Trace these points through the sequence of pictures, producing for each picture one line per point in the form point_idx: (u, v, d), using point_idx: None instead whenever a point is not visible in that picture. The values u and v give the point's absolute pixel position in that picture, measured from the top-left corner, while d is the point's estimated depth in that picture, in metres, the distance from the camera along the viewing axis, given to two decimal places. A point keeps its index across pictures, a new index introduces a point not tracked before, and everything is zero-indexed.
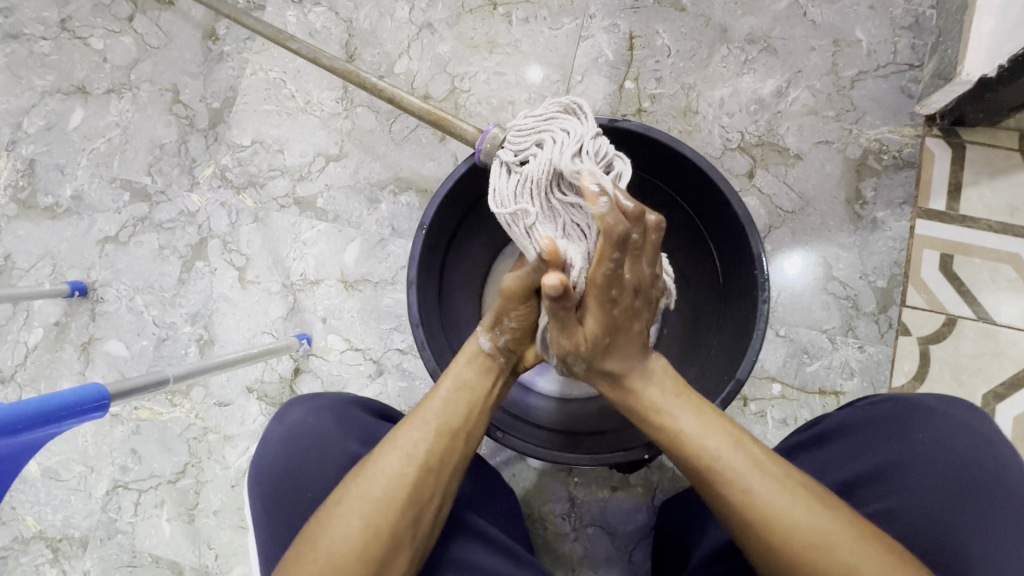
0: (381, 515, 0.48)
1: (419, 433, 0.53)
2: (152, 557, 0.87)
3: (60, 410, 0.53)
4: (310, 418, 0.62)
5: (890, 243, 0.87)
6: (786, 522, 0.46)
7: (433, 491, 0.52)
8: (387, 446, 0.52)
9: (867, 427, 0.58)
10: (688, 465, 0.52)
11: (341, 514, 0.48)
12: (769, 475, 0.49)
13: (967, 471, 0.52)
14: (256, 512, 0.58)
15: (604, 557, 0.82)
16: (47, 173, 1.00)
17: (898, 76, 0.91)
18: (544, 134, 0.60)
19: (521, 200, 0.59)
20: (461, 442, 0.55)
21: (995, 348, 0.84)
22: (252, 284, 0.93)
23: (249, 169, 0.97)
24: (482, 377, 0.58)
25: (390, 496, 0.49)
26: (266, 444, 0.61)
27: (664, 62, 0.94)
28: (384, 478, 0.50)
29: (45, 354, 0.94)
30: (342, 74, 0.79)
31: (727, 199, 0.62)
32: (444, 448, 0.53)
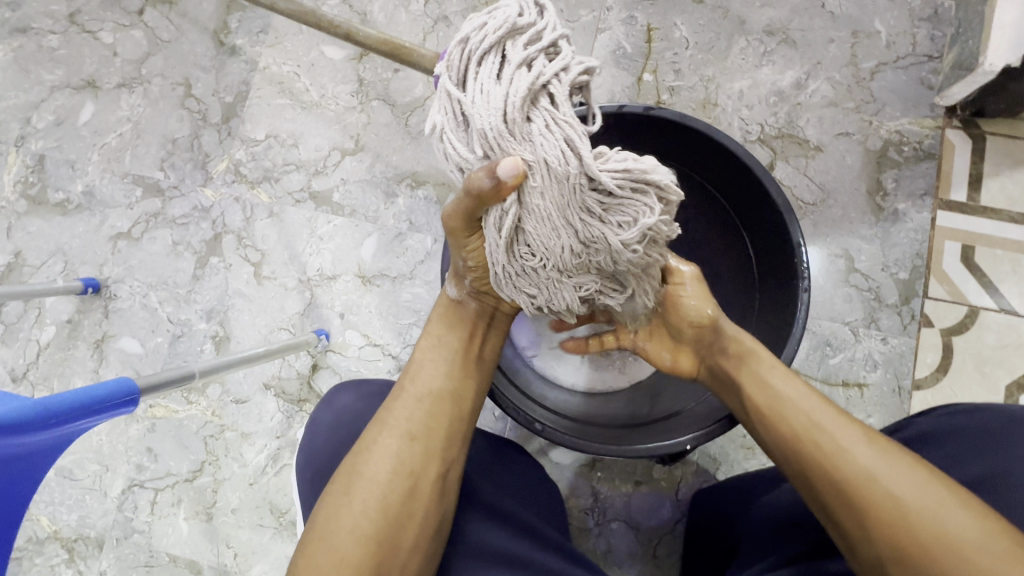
0: (379, 492, 0.49)
1: (406, 403, 0.55)
2: (169, 556, 0.86)
3: (91, 403, 0.52)
4: (360, 403, 0.62)
5: (912, 234, 0.87)
6: (889, 493, 0.44)
7: (431, 461, 0.52)
8: (377, 421, 0.54)
9: (964, 435, 0.53)
10: (778, 424, 0.51)
11: (334, 495, 0.50)
12: (872, 439, 0.48)
13: None
14: (302, 496, 0.57)
15: (629, 552, 0.81)
16: (57, 169, 0.98)
17: (918, 68, 0.91)
18: (473, 32, 0.47)
19: (443, 118, 0.48)
20: (448, 407, 0.56)
21: (1018, 339, 0.83)
22: (268, 280, 0.92)
23: (264, 164, 0.96)
24: (446, 350, 0.59)
25: (379, 472, 0.50)
26: (315, 429, 0.60)
27: (682, 54, 0.94)
28: (373, 454, 0.51)
29: (57, 352, 0.93)
30: (302, 16, 0.79)
31: (767, 189, 0.61)
32: (428, 414, 0.54)
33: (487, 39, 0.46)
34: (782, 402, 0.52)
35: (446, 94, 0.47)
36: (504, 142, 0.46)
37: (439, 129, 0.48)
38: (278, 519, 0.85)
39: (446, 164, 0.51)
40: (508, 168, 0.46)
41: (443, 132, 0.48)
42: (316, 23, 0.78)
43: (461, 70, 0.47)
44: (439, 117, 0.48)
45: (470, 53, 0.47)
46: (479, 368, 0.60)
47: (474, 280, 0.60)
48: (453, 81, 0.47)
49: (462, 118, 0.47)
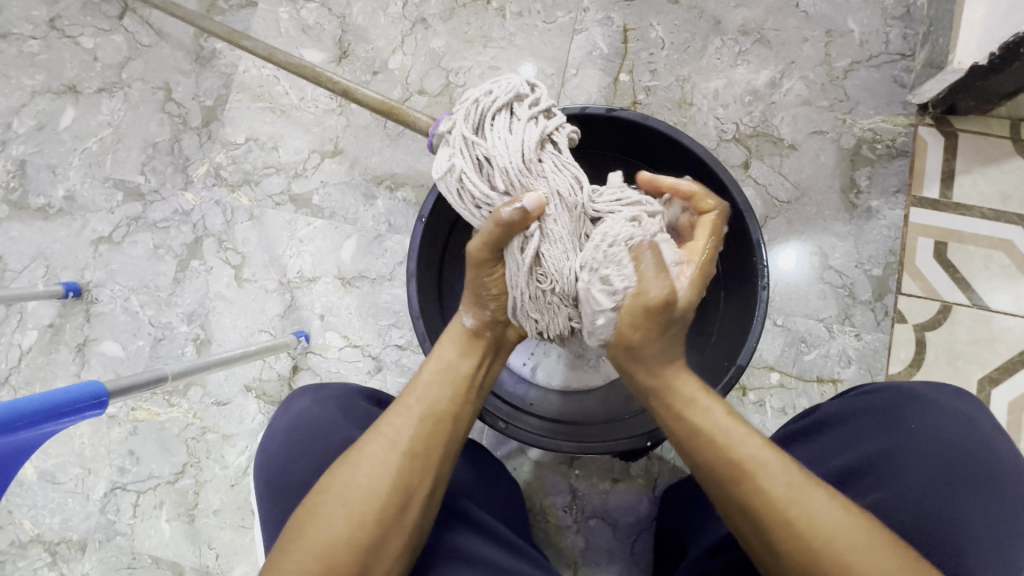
0: (365, 507, 0.48)
1: (404, 418, 0.52)
2: (151, 558, 0.86)
3: (60, 406, 0.53)
4: (315, 407, 0.62)
5: (885, 231, 0.87)
6: (813, 531, 0.43)
7: (422, 481, 0.51)
8: (373, 433, 0.52)
9: (862, 415, 0.59)
10: (702, 457, 0.49)
11: (323, 505, 0.48)
12: (791, 477, 0.46)
13: (946, 454, 0.53)
14: (261, 501, 0.57)
15: (606, 549, 0.82)
16: (39, 173, 0.99)
17: (891, 66, 0.91)
18: (482, 98, 0.57)
19: (463, 167, 0.57)
20: (448, 429, 0.54)
21: (989, 334, 0.84)
22: (248, 283, 0.93)
23: (244, 167, 0.96)
24: (452, 373, 0.56)
25: (374, 485, 0.49)
26: (271, 435, 0.61)
27: (658, 54, 0.94)
28: (369, 468, 0.49)
29: (39, 356, 0.93)
30: (293, 68, 0.82)
31: (726, 188, 0.63)
32: (429, 434, 0.52)
33: (498, 100, 0.57)
34: (707, 439, 0.49)
35: (466, 142, 0.56)
36: (523, 179, 0.56)
37: (459, 172, 0.57)
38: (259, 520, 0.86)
39: (463, 203, 0.58)
40: (532, 201, 0.54)
41: (464, 174, 0.56)
42: (293, 67, 0.82)
43: (474, 125, 0.57)
44: (460, 162, 0.57)
45: (483, 110, 0.57)
46: (478, 390, 0.59)
47: (495, 309, 0.60)
48: (470, 132, 0.56)
49: (483, 162, 0.56)
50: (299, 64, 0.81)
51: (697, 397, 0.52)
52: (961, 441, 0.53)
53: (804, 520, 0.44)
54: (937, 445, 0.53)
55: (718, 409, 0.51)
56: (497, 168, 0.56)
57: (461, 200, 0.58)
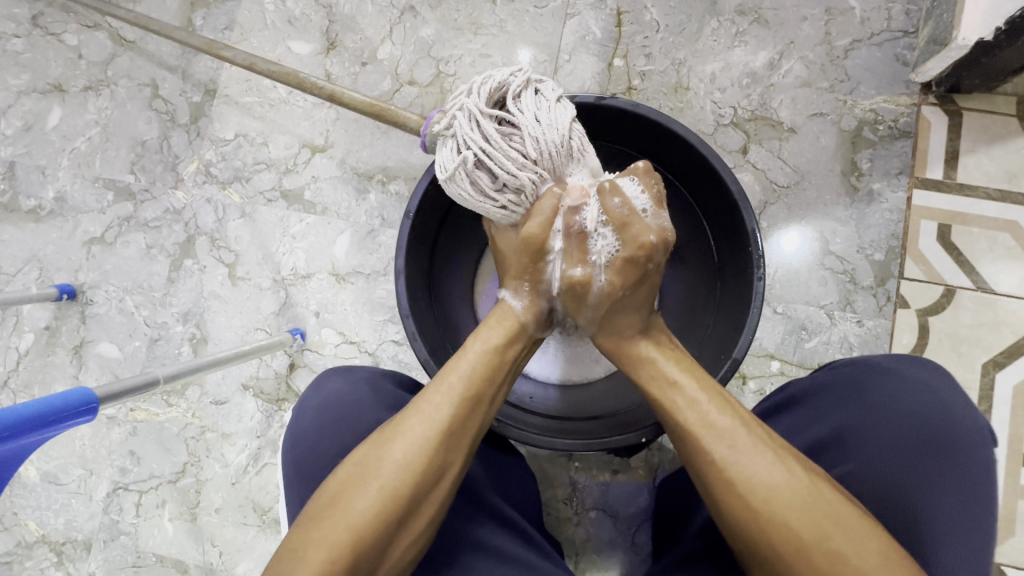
0: (401, 484, 0.47)
1: (442, 397, 0.51)
2: (156, 556, 0.87)
3: (49, 415, 0.52)
4: (347, 386, 0.62)
5: (887, 215, 0.86)
6: (769, 482, 0.45)
7: (456, 458, 0.50)
8: (412, 409, 0.51)
9: (829, 389, 0.58)
10: (668, 417, 0.52)
11: (354, 480, 0.47)
12: (737, 439, 0.48)
13: (910, 425, 0.52)
14: (286, 474, 0.58)
15: (608, 540, 0.82)
16: (28, 175, 0.98)
17: (893, 44, 0.89)
18: (485, 88, 0.57)
19: (480, 160, 0.56)
20: (485, 411, 0.53)
21: (994, 317, 0.83)
22: (242, 281, 0.92)
23: (234, 163, 0.95)
24: (497, 356, 0.55)
25: (409, 461, 0.48)
26: (304, 408, 0.61)
27: (653, 37, 0.92)
28: (405, 443, 0.49)
29: (36, 359, 0.93)
30: (281, 75, 0.80)
31: (720, 176, 0.61)
32: (466, 415, 0.51)
33: (500, 83, 0.57)
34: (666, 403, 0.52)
35: (474, 127, 0.56)
36: (548, 155, 0.56)
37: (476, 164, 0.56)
38: (261, 518, 0.86)
39: (480, 190, 0.57)
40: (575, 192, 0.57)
41: (480, 159, 0.56)
42: (276, 74, 0.80)
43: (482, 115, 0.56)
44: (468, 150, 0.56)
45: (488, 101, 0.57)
46: (512, 376, 0.58)
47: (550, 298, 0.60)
48: (474, 119, 0.56)
49: (493, 141, 0.55)
50: (281, 72, 0.79)
51: (663, 360, 0.55)
52: (924, 412, 0.52)
53: (743, 477, 0.46)
54: (901, 417, 0.52)
55: (684, 376, 0.53)
56: (513, 143, 0.56)
57: (483, 195, 0.57)
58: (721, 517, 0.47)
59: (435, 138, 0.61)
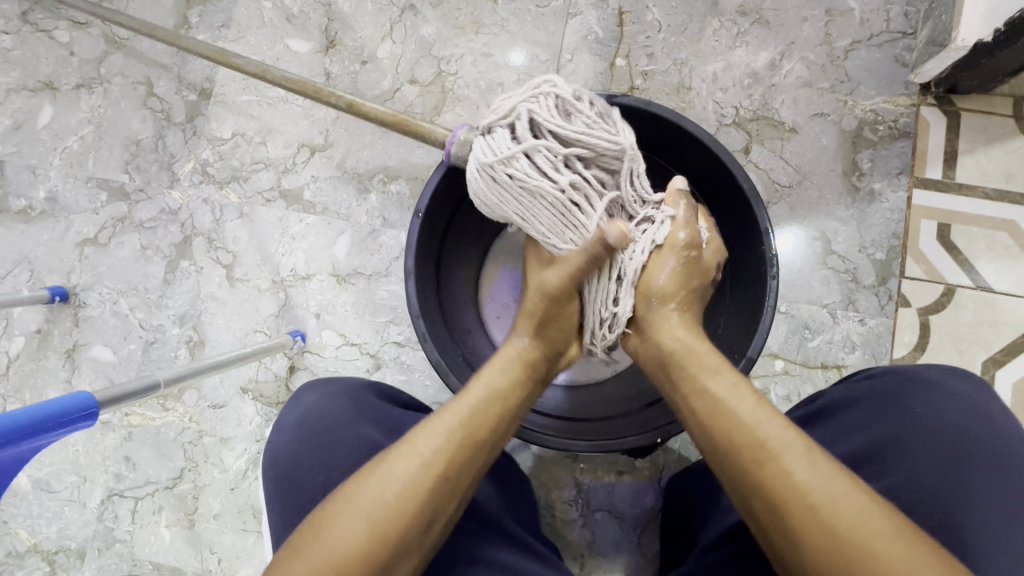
0: (389, 526, 0.45)
1: (440, 439, 0.49)
2: (152, 564, 0.85)
3: (40, 419, 0.50)
4: (325, 401, 0.60)
5: (888, 214, 0.86)
6: (852, 505, 0.42)
7: (446, 504, 0.48)
8: (403, 448, 0.48)
9: (865, 400, 0.58)
10: (734, 433, 0.47)
11: (353, 506, 0.46)
12: (813, 457, 0.44)
13: (953, 439, 0.52)
14: (269, 498, 0.56)
15: (613, 541, 0.82)
16: (18, 175, 0.96)
17: (892, 45, 0.90)
18: (548, 99, 0.55)
19: (534, 171, 0.55)
20: (482, 456, 0.51)
21: (994, 316, 0.84)
22: (240, 282, 0.91)
23: (231, 163, 0.94)
24: (514, 383, 0.55)
25: (401, 503, 0.46)
26: (282, 429, 0.60)
27: (655, 37, 0.92)
28: (423, 461, 0.48)
29: (27, 363, 0.91)
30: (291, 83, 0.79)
31: (733, 174, 0.61)
32: (464, 459, 0.49)
33: (565, 98, 0.55)
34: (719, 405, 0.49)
35: (532, 109, 0.55)
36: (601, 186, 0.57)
37: (526, 173, 0.55)
38: (261, 523, 0.85)
39: (543, 169, 0.55)
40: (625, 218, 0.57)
41: (532, 169, 0.55)
42: (290, 82, 0.79)
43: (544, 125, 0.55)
44: (528, 134, 0.55)
45: (552, 112, 0.55)
46: (517, 418, 0.55)
47: (550, 332, 0.59)
48: (533, 102, 0.55)
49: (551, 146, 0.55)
50: (295, 80, 0.78)
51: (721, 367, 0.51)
52: (968, 424, 0.52)
53: (825, 499, 0.42)
54: (942, 430, 0.53)
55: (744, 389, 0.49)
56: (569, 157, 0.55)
57: (526, 207, 0.57)
58: (799, 544, 0.42)
59: (461, 149, 0.60)
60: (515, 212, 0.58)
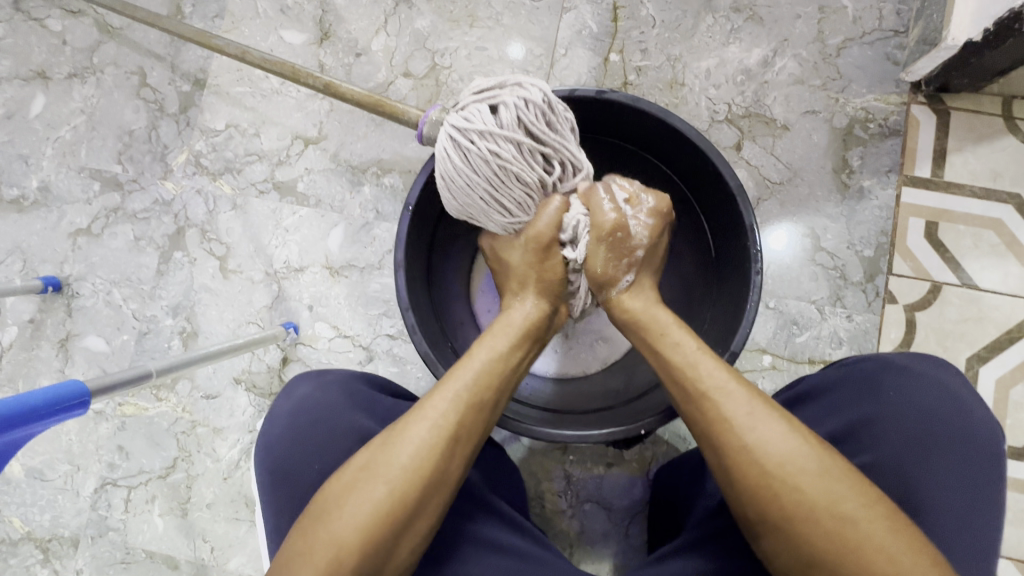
0: (405, 486, 0.46)
1: (447, 403, 0.50)
2: (146, 552, 0.86)
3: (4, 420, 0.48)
4: (319, 392, 0.61)
5: (877, 212, 0.87)
6: (793, 450, 0.47)
7: (459, 465, 0.49)
8: (416, 415, 0.49)
9: (846, 383, 0.59)
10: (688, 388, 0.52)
11: (371, 473, 0.46)
12: (756, 407, 0.49)
13: (923, 423, 0.53)
14: (262, 486, 0.56)
15: (602, 531, 0.83)
16: (10, 164, 0.95)
17: (884, 43, 0.90)
18: (530, 99, 0.57)
19: (508, 166, 0.57)
20: (486, 416, 0.52)
21: (979, 312, 0.85)
22: (233, 274, 0.91)
23: (225, 154, 0.94)
24: (517, 348, 0.56)
25: (415, 464, 0.47)
26: (274, 420, 0.60)
27: (649, 33, 0.92)
28: (437, 425, 0.48)
29: (20, 352, 0.91)
30: (278, 67, 0.79)
31: (720, 172, 0.62)
32: (472, 421, 0.50)
33: (545, 104, 0.57)
34: (702, 397, 0.51)
35: (516, 96, 0.57)
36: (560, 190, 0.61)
37: (499, 164, 0.57)
38: (254, 512, 0.86)
39: (514, 154, 0.57)
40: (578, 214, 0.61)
41: (505, 164, 0.57)
42: (270, 65, 0.79)
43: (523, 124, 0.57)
44: (511, 113, 0.56)
45: (530, 114, 0.57)
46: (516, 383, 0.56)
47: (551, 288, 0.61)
48: (519, 89, 0.57)
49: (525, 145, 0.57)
50: (276, 61, 0.78)
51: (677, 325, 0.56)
52: (937, 406, 0.54)
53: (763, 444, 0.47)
54: (912, 413, 0.54)
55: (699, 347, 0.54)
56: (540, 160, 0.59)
57: (494, 196, 0.59)
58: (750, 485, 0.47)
59: (434, 129, 0.61)
60: (479, 189, 0.58)
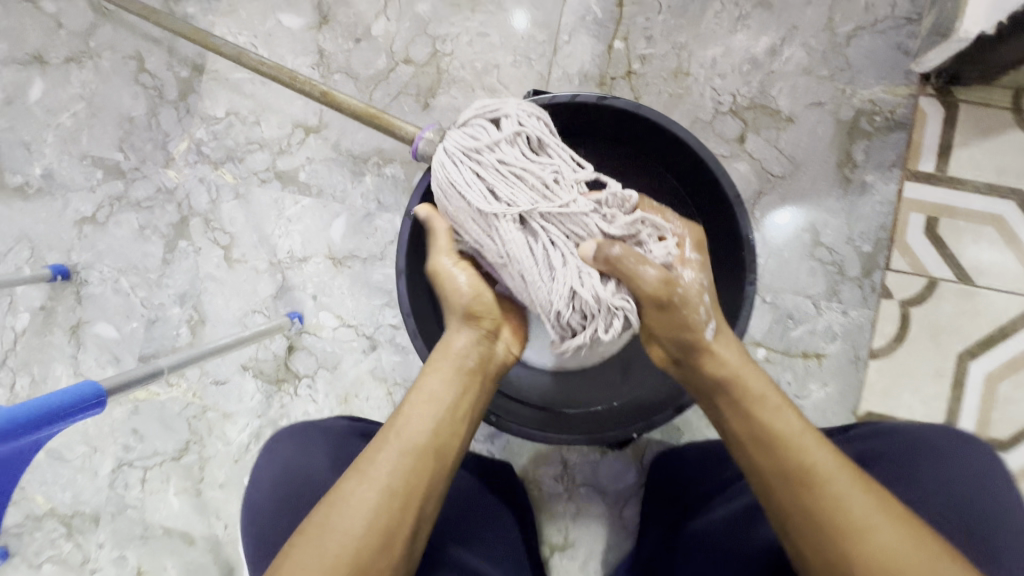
0: (345, 547, 0.46)
1: (384, 457, 0.50)
2: (163, 528, 0.91)
3: (25, 421, 0.51)
4: (298, 451, 0.64)
5: (878, 207, 0.87)
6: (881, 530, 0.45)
7: (401, 517, 0.48)
8: (352, 473, 0.50)
9: (883, 454, 0.58)
10: (777, 453, 0.50)
11: (310, 535, 0.47)
12: (842, 476, 0.48)
13: (968, 500, 0.52)
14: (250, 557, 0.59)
15: (596, 514, 0.86)
16: (13, 151, 0.96)
17: (895, 32, 0.88)
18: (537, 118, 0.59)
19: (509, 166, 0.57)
20: (429, 464, 0.51)
21: (973, 308, 0.86)
22: (238, 263, 0.92)
23: (226, 143, 0.94)
24: (454, 389, 0.55)
25: (352, 524, 0.47)
26: (258, 485, 0.62)
27: (654, 19, 0.90)
28: (374, 482, 0.49)
29: (34, 338, 0.93)
30: (268, 74, 0.78)
31: (719, 182, 0.62)
32: (411, 471, 0.50)
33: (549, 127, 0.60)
34: (791, 461, 0.49)
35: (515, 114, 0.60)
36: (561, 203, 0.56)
37: (500, 164, 0.57)
38: None
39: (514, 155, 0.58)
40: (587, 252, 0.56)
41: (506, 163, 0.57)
42: (267, 68, 0.79)
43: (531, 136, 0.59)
44: (516, 125, 0.58)
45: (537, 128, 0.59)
46: (463, 429, 0.55)
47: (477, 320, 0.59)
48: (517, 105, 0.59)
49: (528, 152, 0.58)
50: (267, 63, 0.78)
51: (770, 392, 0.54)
52: (980, 481, 0.53)
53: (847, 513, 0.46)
54: (954, 488, 0.53)
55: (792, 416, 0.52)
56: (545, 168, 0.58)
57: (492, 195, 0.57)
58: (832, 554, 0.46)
59: (429, 145, 0.62)
60: (479, 190, 0.57)
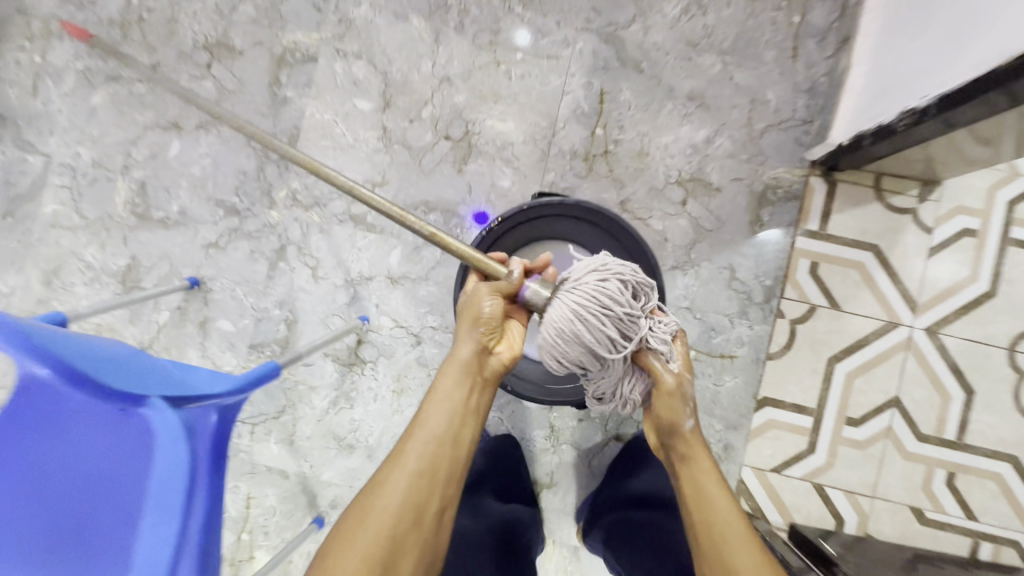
0: (396, 510, 0.74)
1: (415, 449, 0.79)
2: (266, 466, 1.27)
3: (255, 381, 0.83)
4: None
5: (777, 253, 1.24)
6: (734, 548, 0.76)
7: (429, 486, 0.77)
8: (393, 464, 0.78)
9: None
10: (695, 494, 0.81)
11: (371, 505, 0.75)
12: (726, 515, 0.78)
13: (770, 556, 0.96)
14: None
15: (573, 462, 1.24)
16: (157, 192, 1.31)
17: (795, 130, 1.24)
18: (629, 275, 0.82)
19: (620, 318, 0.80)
20: (446, 449, 0.80)
21: (840, 326, 1.23)
22: (322, 279, 1.28)
23: (314, 192, 1.29)
24: (459, 390, 0.83)
25: (399, 494, 0.75)
26: None
27: (626, 114, 1.26)
28: (408, 467, 0.77)
29: (173, 329, 1.30)
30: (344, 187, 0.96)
31: (647, 254, 1.02)
32: (434, 455, 0.79)
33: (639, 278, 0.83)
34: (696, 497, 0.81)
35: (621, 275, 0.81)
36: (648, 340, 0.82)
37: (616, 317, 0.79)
38: (339, 443, 1.26)
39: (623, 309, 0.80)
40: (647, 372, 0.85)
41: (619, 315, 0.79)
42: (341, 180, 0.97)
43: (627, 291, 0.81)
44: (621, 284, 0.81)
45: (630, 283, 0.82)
46: (468, 421, 0.83)
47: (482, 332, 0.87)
48: (622, 267, 0.82)
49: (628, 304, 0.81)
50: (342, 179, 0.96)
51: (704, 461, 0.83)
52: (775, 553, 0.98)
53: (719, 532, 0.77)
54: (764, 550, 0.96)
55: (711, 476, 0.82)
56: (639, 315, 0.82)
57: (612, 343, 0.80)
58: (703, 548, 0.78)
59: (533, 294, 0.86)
60: (604, 340, 0.79)
